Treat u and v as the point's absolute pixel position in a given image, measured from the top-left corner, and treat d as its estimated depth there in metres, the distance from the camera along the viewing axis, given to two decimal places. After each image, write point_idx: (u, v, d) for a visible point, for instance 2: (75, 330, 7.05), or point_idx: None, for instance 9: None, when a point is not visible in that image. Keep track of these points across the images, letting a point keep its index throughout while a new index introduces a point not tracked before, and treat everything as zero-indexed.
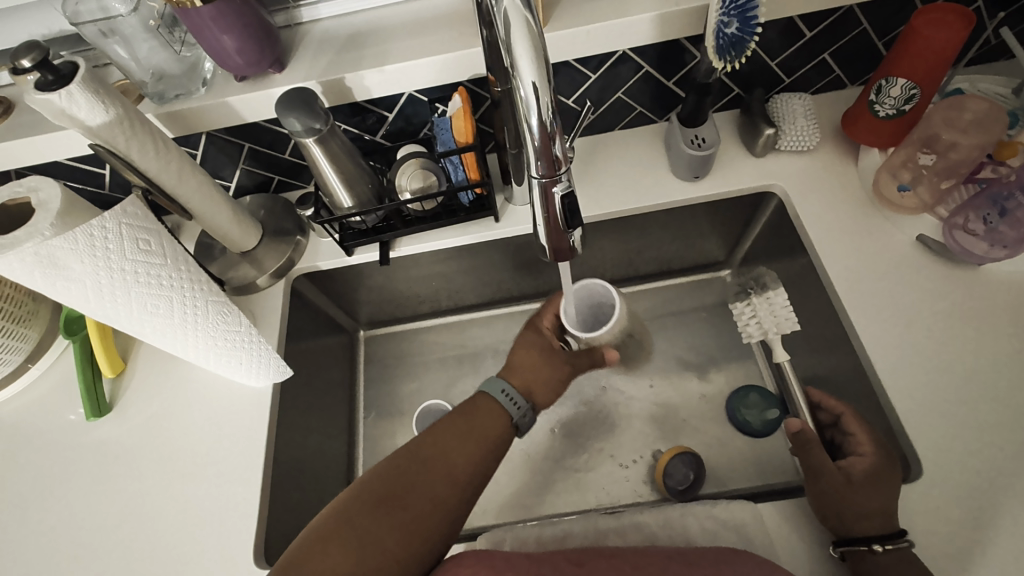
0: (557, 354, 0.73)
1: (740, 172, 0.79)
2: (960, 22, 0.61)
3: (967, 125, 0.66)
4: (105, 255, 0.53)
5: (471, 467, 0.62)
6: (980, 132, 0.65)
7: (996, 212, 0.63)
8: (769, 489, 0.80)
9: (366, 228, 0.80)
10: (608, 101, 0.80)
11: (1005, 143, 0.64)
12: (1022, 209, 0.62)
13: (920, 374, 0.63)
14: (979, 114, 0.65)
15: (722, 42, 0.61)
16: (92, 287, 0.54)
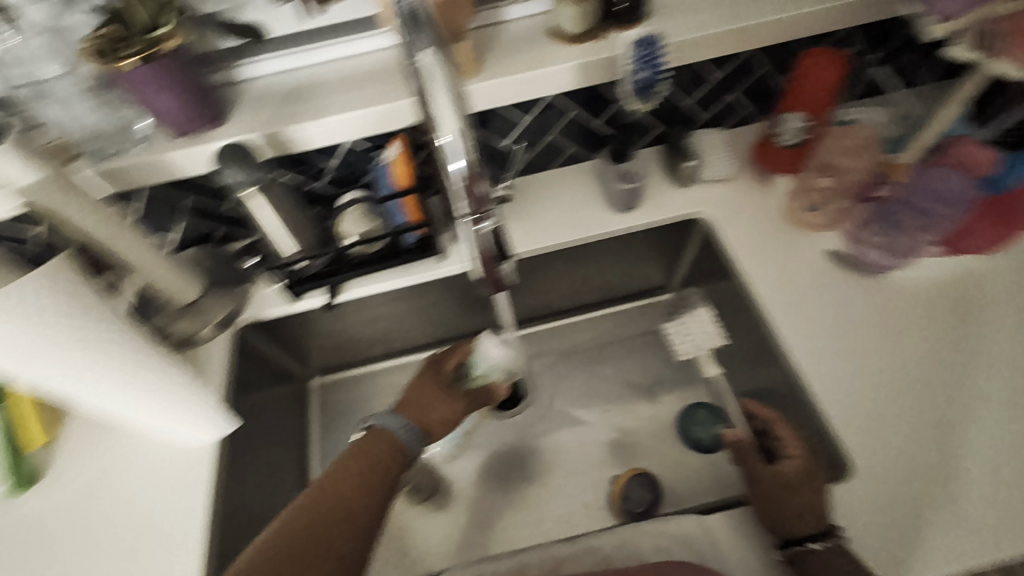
0: (455, 390, 0.74)
1: (668, 201, 0.85)
2: (833, 65, 0.71)
3: (855, 150, 0.72)
4: (42, 316, 0.51)
5: (360, 502, 0.63)
6: (863, 155, 0.72)
7: (888, 226, 0.70)
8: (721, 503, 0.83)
9: (312, 272, 0.80)
10: (542, 142, 0.85)
11: (893, 163, 0.71)
12: (909, 222, 0.68)
13: (843, 379, 0.68)
14: (863, 139, 0.72)
15: (636, 87, 0.66)
16: (24, 351, 0.51)
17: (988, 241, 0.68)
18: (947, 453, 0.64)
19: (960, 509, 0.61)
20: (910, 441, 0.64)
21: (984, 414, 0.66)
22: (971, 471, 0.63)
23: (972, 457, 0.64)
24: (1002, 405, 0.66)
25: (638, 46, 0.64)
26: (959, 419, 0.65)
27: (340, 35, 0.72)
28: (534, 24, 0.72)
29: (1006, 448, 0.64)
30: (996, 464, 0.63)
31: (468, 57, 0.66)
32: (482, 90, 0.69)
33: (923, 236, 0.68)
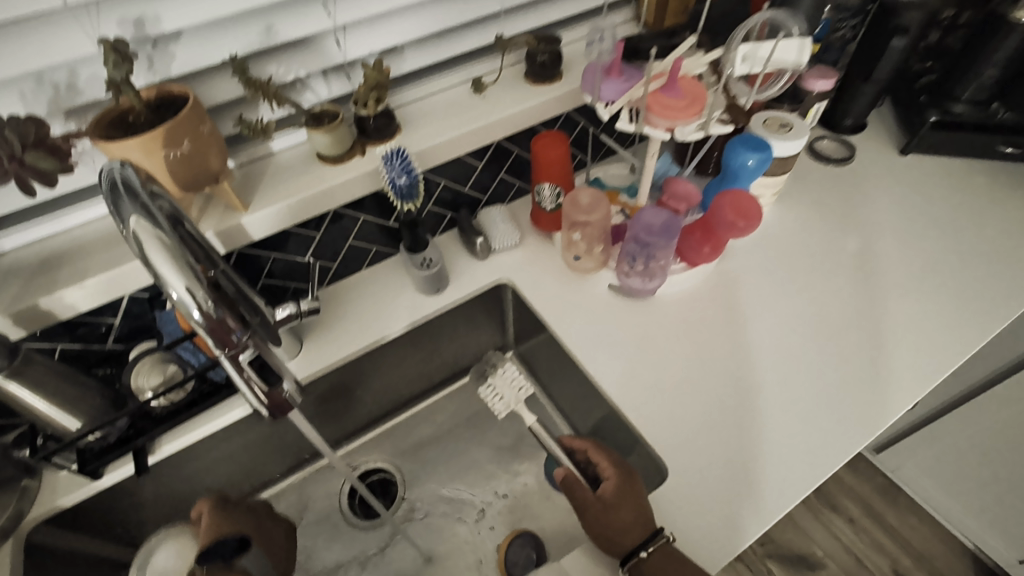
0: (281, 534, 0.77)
1: (473, 275, 0.93)
2: (561, 140, 0.86)
3: (589, 207, 0.84)
4: None
5: None
6: (596, 211, 0.84)
7: (631, 259, 0.85)
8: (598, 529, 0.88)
9: (110, 442, 0.73)
10: (343, 250, 0.90)
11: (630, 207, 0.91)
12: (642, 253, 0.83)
13: (642, 393, 0.79)
14: (594, 197, 0.84)
15: (400, 191, 0.74)
16: None
17: (710, 254, 0.84)
18: (736, 426, 0.76)
19: (757, 471, 0.72)
20: (705, 427, 0.76)
21: (755, 385, 0.79)
22: (758, 436, 0.75)
23: (756, 424, 0.76)
24: (767, 373, 0.80)
25: (387, 159, 0.73)
26: (740, 396, 0.78)
27: (92, 196, 0.70)
28: (299, 151, 0.79)
29: (777, 407, 0.77)
30: (772, 423, 0.76)
31: (233, 194, 0.70)
32: (256, 220, 0.73)
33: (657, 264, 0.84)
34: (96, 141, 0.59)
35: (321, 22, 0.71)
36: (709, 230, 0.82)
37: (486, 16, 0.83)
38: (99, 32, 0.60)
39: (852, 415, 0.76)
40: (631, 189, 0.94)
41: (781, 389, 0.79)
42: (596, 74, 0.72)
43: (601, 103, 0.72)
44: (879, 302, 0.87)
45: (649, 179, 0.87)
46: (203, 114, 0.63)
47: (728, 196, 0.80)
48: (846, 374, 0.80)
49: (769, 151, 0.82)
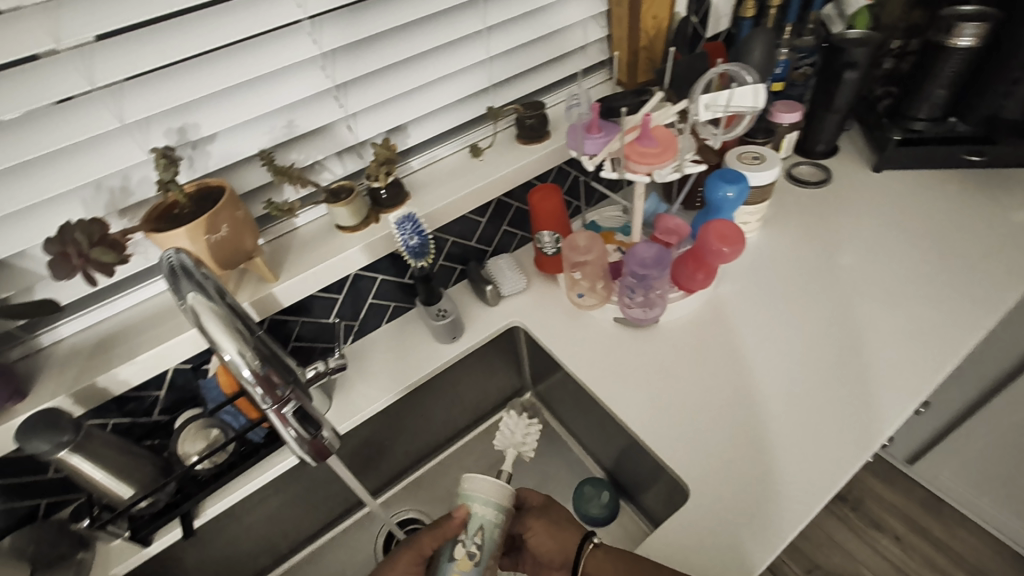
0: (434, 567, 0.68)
1: (485, 321, 0.99)
2: (554, 191, 0.95)
3: (586, 248, 0.90)
4: None
5: None
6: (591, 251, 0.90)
7: (631, 291, 0.90)
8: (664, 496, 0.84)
9: (159, 507, 0.77)
10: (364, 309, 0.97)
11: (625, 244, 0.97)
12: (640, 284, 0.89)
13: (655, 416, 0.83)
14: (589, 239, 0.91)
15: (412, 250, 0.82)
16: None
17: (704, 279, 0.90)
18: (744, 441, 0.78)
19: (776, 481, 0.74)
20: (720, 444, 0.79)
21: (767, 399, 0.82)
22: (765, 449, 0.77)
23: (762, 437, 0.78)
24: (777, 386, 0.84)
25: (399, 223, 0.81)
26: (756, 412, 0.81)
27: (142, 280, 0.79)
28: (321, 224, 0.88)
29: (790, 418, 0.80)
30: (786, 434, 0.78)
31: (265, 268, 0.79)
32: (285, 288, 0.80)
33: (655, 293, 0.90)
34: (147, 233, 0.67)
35: (334, 112, 0.82)
36: (699, 258, 0.88)
37: (476, 91, 0.94)
38: (150, 143, 0.71)
39: (863, 419, 0.78)
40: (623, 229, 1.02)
41: (793, 401, 0.82)
42: (577, 133, 0.81)
43: (584, 156, 0.80)
44: (876, 309, 0.91)
45: (638, 218, 0.95)
46: (237, 202, 0.73)
47: (712, 225, 0.87)
48: (853, 380, 0.83)
49: (745, 181, 0.89)
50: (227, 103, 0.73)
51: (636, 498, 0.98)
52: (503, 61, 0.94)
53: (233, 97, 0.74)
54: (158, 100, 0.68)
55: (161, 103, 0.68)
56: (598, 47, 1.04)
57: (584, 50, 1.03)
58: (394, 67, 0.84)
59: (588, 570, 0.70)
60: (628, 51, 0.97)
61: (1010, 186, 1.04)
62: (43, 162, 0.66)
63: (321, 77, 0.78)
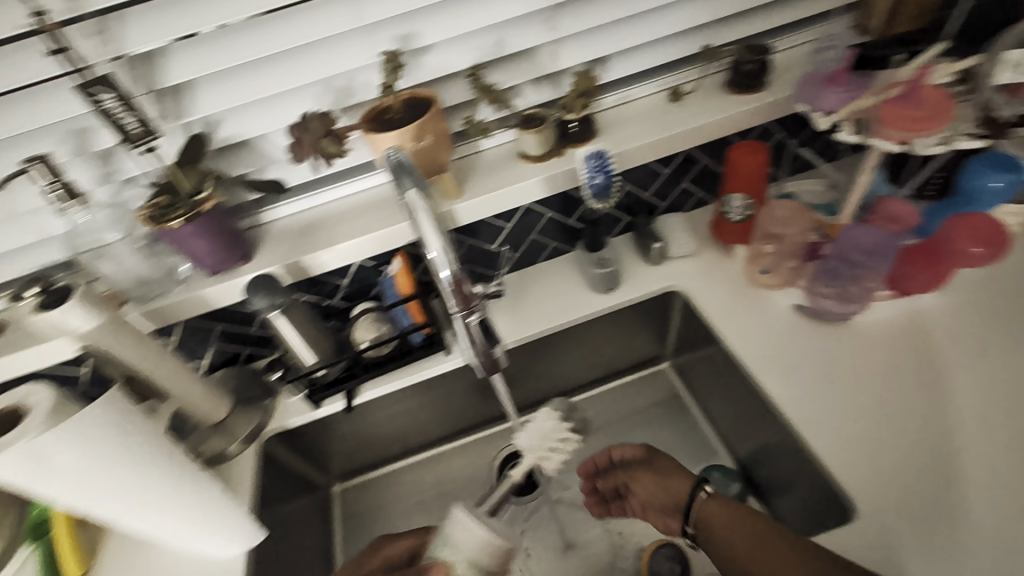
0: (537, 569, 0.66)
1: (644, 279, 0.94)
2: (761, 150, 0.84)
3: (787, 219, 0.82)
4: (88, 441, 0.58)
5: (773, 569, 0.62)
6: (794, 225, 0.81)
7: (830, 277, 0.79)
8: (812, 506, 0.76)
9: (331, 379, 0.87)
10: (525, 242, 0.97)
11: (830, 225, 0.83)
12: (844, 271, 0.78)
13: (826, 423, 0.73)
14: (790, 212, 0.82)
15: (594, 189, 0.79)
16: (77, 476, 0.58)
17: (927, 281, 0.77)
18: (932, 474, 0.67)
19: (967, 535, 0.63)
20: (903, 473, 0.68)
21: (977, 440, 0.68)
22: (958, 489, 0.66)
23: (958, 476, 0.66)
24: (994, 429, 0.69)
25: (588, 160, 0.78)
26: (955, 449, 0.68)
27: (344, 177, 0.86)
28: (506, 149, 0.88)
29: (1005, 470, 0.66)
30: (994, 486, 0.65)
31: (451, 184, 0.81)
32: (467, 207, 0.83)
33: (860, 285, 0.78)
34: (366, 132, 0.73)
35: (543, 35, 0.79)
36: (931, 254, 0.75)
37: (693, 27, 0.85)
38: (377, 48, 0.74)
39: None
40: (829, 207, 0.88)
41: (1014, 452, 0.67)
42: (818, 84, 0.71)
43: (821, 112, 0.71)
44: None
45: (859, 195, 0.80)
46: (443, 115, 0.75)
47: (964, 217, 0.72)
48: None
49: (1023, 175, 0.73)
50: (447, 14, 0.74)
51: (767, 501, 0.90)
52: None
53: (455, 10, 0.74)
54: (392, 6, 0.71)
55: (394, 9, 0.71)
56: None
57: None
58: None
59: (699, 514, 0.72)
60: None
61: None
62: (291, 55, 0.73)
63: None
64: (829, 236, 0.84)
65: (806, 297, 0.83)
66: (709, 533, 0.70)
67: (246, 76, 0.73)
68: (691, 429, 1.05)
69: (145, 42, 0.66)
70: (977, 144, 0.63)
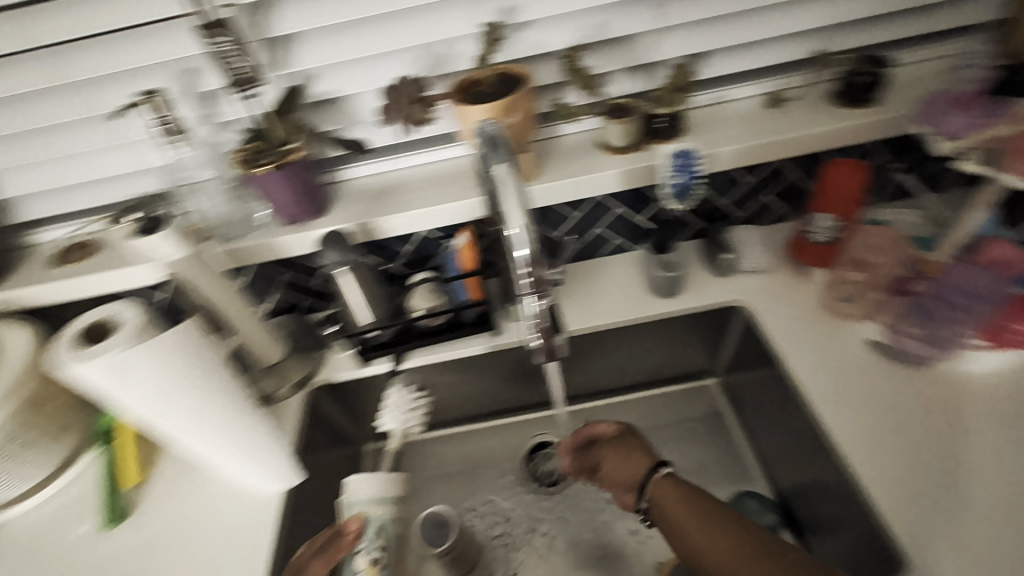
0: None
1: (708, 289, 0.91)
2: (859, 172, 0.79)
3: (877, 250, 0.78)
4: (171, 359, 0.62)
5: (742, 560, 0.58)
6: (886, 257, 0.77)
7: (920, 316, 0.74)
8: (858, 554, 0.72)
9: (383, 341, 0.89)
10: (590, 234, 0.95)
11: (927, 260, 0.77)
12: (939, 312, 0.72)
13: (893, 469, 0.68)
14: (882, 243, 0.78)
15: (675, 191, 0.76)
16: (154, 390, 0.63)
17: None
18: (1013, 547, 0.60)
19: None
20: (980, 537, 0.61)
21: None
22: None
23: None
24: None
25: (676, 159, 0.75)
26: None
27: (424, 146, 0.87)
28: (587, 137, 0.86)
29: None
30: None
31: (530, 164, 0.80)
32: (541, 190, 0.81)
33: (956, 330, 0.72)
34: (455, 101, 0.72)
35: (647, 22, 0.76)
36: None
37: (805, 31, 0.79)
38: (476, 18, 0.74)
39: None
40: (928, 241, 0.81)
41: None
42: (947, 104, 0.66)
43: (942, 136, 0.66)
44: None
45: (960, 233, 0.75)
46: (532, 92, 0.73)
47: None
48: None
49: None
50: None
51: (806, 540, 0.85)
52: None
53: None
54: None
55: None
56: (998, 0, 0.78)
57: (976, 2, 0.78)
58: None
59: (653, 496, 0.69)
60: None
61: None
62: (392, 17, 0.74)
63: None
64: (923, 273, 0.78)
65: (885, 333, 0.78)
66: (660, 515, 0.67)
67: (347, 34, 0.74)
68: (733, 452, 1.01)
69: (297, 26, 0.72)
70: None
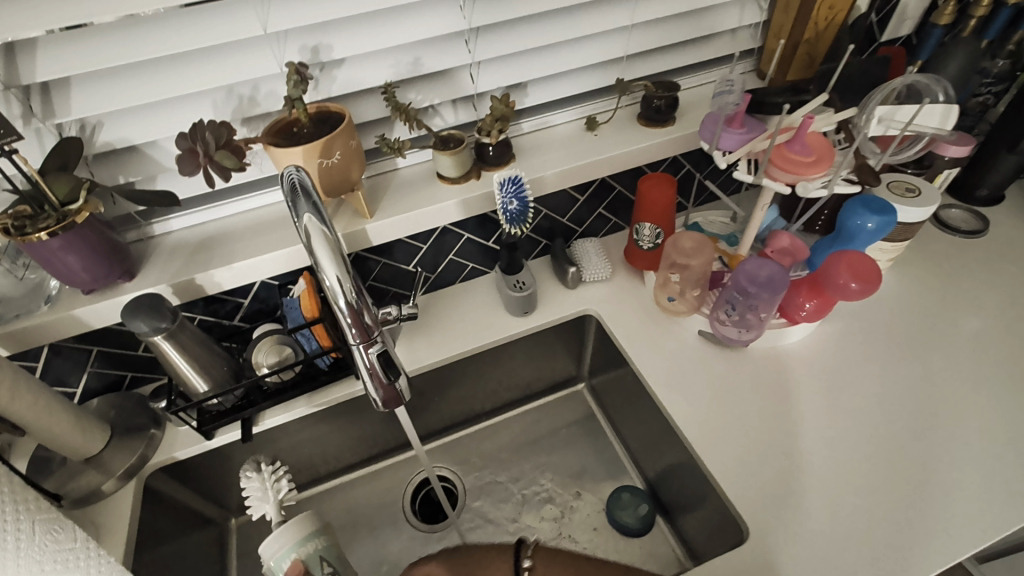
0: None
1: (560, 303, 0.96)
2: (668, 183, 0.87)
3: (692, 251, 0.84)
4: None
5: None
6: (697, 256, 0.83)
7: (730, 307, 0.83)
8: (712, 525, 0.79)
9: (226, 407, 0.81)
10: (443, 263, 0.96)
11: (731, 256, 0.89)
12: (741, 302, 0.81)
13: (726, 444, 0.77)
14: (697, 242, 0.84)
15: (510, 216, 0.78)
16: None
17: (813, 311, 0.82)
18: (818, 497, 0.71)
19: (852, 548, 0.67)
20: (797, 492, 0.72)
21: (862, 460, 0.74)
22: (842, 513, 0.70)
23: (840, 499, 0.71)
24: (875, 448, 0.75)
25: (502, 186, 0.77)
26: (837, 471, 0.73)
27: (248, 191, 0.81)
28: (423, 169, 0.86)
29: (882, 486, 0.72)
30: (874, 502, 0.70)
31: (363, 203, 0.78)
32: (378, 228, 0.80)
33: (758, 315, 0.82)
34: (267, 146, 0.68)
35: (461, 57, 0.78)
36: (818, 287, 0.80)
37: (607, 61, 0.88)
38: (283, 58, 0.71)
39: (970, 512, 0.69)
40: (730, 238, 0.93)
41: (890, 470, 0.73)
42: (717, 124, 0.73)
43: (719, 151, 0.73)
44: (1015, 397, 0.79)
45: (753, 232, 0.86)
46: (353, 131, 0.72)
47: (840, 257, 0.77)
48: (967, 467, 0.73)
49: (893, 216, 0.77)
50: (360, 30, 0.72)
51: (673, 519, 0.92)
52: (645, 32, 0.86)
53: (368, 24, 0.72)
54: (300, 15, 0.67)
55: (301, 19, 0.68)
56: (750, 33, 0.93)
57: (735, 36, 0.93)
58: (532, 20, 0.79)
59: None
60: (787, 43, 0.86)
61: None
62: (185, 59, 0.68)
63: (457, 17, 0.74)
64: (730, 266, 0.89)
65: (709, 325, 0.87)
66: None
67: (131, 78, 0.67)
68: (606, 448, 1.07)
69: (63, 70, 0.62)
70: (852, 189, 0.68)
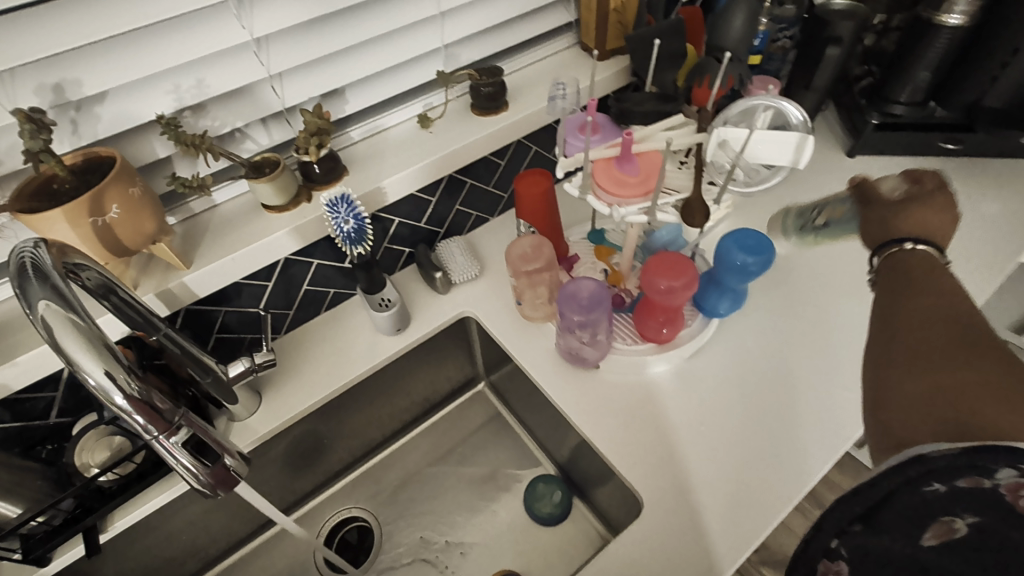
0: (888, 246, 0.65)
1: (434, 311, 0.91)
2: (540, 178, 0.81)
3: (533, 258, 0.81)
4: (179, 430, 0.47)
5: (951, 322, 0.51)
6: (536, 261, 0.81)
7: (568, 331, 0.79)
8: (614, 495, 0.83)
9: (55, 525, 0.67)
10: (298, 297, 0.87)
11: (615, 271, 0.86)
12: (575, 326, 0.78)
13: (613, 417, 0.77)
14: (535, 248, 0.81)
15: (348, 236, 0.71)
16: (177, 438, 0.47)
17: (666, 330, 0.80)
18: (673, 457, 0.73)
19: (720, 503, 0.69)
20: (688, 431, 0.75)
21: (713, 420, 0.76)
22: (688, 472, 0.72)
23: (688, 460, 0.73)
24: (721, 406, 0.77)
25: (332, 205, 0.70)
26: (676, 438, 0.75)
27: None
28: (244, 201, 0.77)
29: (729, 441, 0.74)
30: (748, 421, 0.75)
31: (172, 254, 0.68)
32: (199, 278, 0.70)
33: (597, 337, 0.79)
34: (13, 213, 0.56)
35: (254, 72, 0.69)
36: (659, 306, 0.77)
37: (425, 53, 0.83)
38: (16, 102, 0.58)
39: (821, 417, 0.75)
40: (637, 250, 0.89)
41: (745, 420, 0.75)
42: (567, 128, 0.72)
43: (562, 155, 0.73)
44: (826, 327, 0.83)
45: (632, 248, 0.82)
46: (132, 175, 0.61)
47: (691, 281, 0.71)
48: (800, 403, 0.76)
49: (770, 253, 0.74)
50: (116, 55, 0.60)
51: (587, 495, 0.95)
52: (458, 18, 0.82)
53: (122, 48, 0.61)
54: (23, 48, 0.55)
55: (24, 53, 0.55)
56: (563, 9, 0.93)
57: (551, 13, 0.92)
58: (330, 20, 0.72)
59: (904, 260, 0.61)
60: (597, 15, 0.87)
61: (982, 176, 1.01)
62: None
63: (235, 28, 0.65)
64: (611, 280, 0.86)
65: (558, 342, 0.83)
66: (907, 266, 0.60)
67: None
68: (514, 442, 1.08)
69: None
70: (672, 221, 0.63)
